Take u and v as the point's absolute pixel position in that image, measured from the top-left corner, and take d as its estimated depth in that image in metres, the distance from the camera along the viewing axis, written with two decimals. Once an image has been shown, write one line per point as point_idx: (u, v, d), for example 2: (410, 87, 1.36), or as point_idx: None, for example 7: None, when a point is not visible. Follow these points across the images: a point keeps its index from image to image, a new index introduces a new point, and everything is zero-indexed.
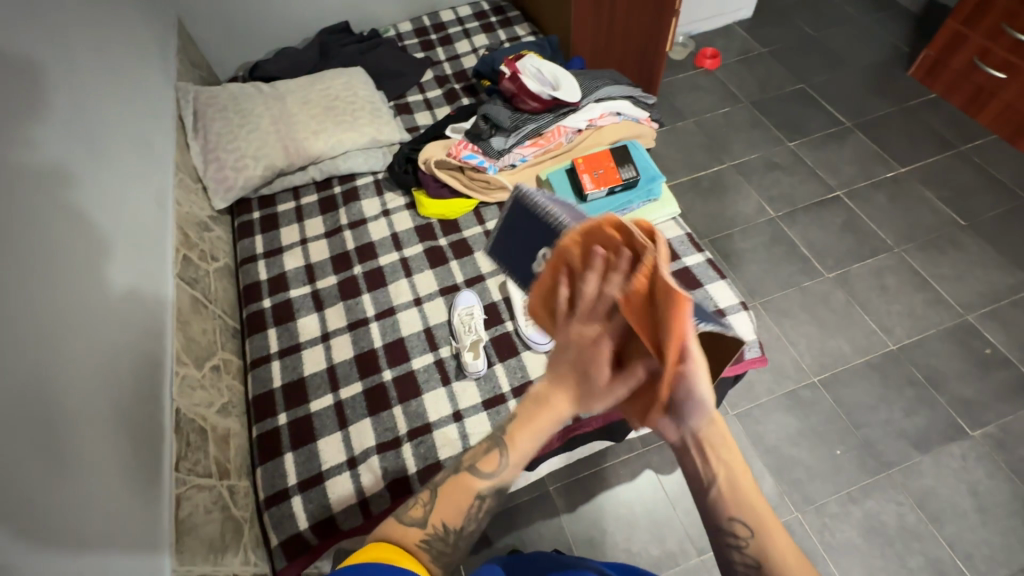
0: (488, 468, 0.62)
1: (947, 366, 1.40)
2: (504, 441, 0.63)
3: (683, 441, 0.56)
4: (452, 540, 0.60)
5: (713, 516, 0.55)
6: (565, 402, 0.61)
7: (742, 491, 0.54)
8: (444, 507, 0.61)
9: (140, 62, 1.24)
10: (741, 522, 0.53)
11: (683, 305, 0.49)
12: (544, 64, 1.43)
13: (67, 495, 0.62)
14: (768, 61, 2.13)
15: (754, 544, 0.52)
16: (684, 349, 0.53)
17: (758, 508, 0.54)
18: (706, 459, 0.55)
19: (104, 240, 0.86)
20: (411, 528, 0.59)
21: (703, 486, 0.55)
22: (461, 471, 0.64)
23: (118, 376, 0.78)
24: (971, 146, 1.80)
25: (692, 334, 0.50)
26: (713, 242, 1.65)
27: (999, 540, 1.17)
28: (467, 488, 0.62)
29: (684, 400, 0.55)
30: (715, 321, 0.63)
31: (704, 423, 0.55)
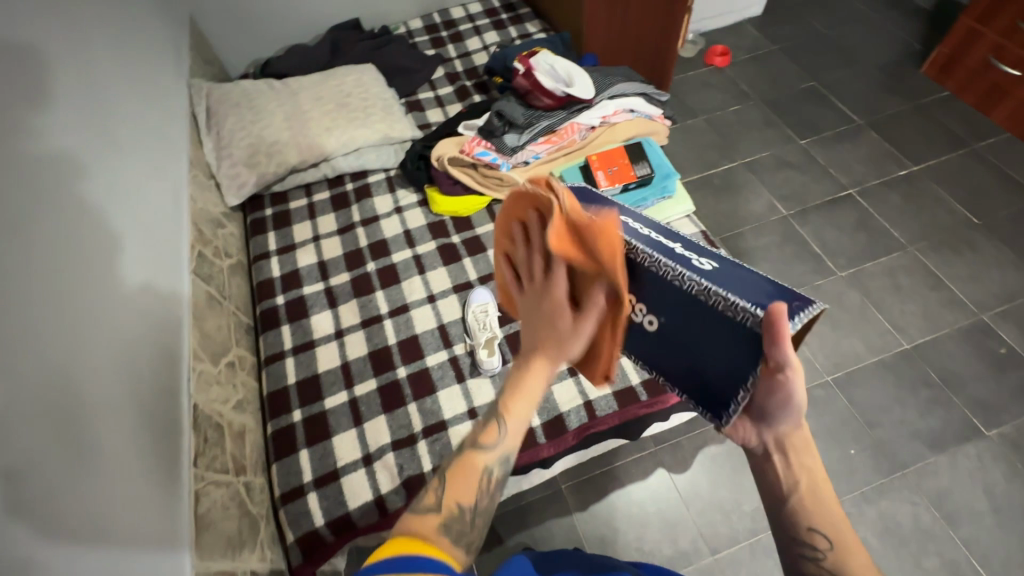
0: (489, 441, 0.60)
1: (962, 366, 1.39)
2: (498, 409, 0.61)
3: (766, 446, 0.56)
4: (470, 518, 0.57)
5: (789, 526, 0.54)
6: (544, 363, 0.61)
7: (823, 500, 0.54)
8: (454, 488, 0.58)
9: (153, 57, 1.24)
10: (820, 534, 0.53)
11: (777, 316, 0.47)
12: (557, 60, 1.41)
13: (90, 493, 0.62)
14: (779, 59, 2.11)
15: (831, 558, 0.51)
16: (784, 361, 0.49)
17: (834, 514, 0.53)
18: (788, 467, 0.55)
19: (119, 236, 0.85)
20: (427, 515, 0.56)
21: (782, 494, 0.55)
22: (464, 449, 0.61)
23: (136, 371, 0.78)
24: (985, 145, 1.78)
25: (789, 342, 0.48)
26: (725, 240, 1.64)
27: (1015, 541, 1.16)
28: (472, 465, 0.60)
29: (775, 408, 0.54)
30: (799, 315, 0.52)
31: (792, 429, 0.55)
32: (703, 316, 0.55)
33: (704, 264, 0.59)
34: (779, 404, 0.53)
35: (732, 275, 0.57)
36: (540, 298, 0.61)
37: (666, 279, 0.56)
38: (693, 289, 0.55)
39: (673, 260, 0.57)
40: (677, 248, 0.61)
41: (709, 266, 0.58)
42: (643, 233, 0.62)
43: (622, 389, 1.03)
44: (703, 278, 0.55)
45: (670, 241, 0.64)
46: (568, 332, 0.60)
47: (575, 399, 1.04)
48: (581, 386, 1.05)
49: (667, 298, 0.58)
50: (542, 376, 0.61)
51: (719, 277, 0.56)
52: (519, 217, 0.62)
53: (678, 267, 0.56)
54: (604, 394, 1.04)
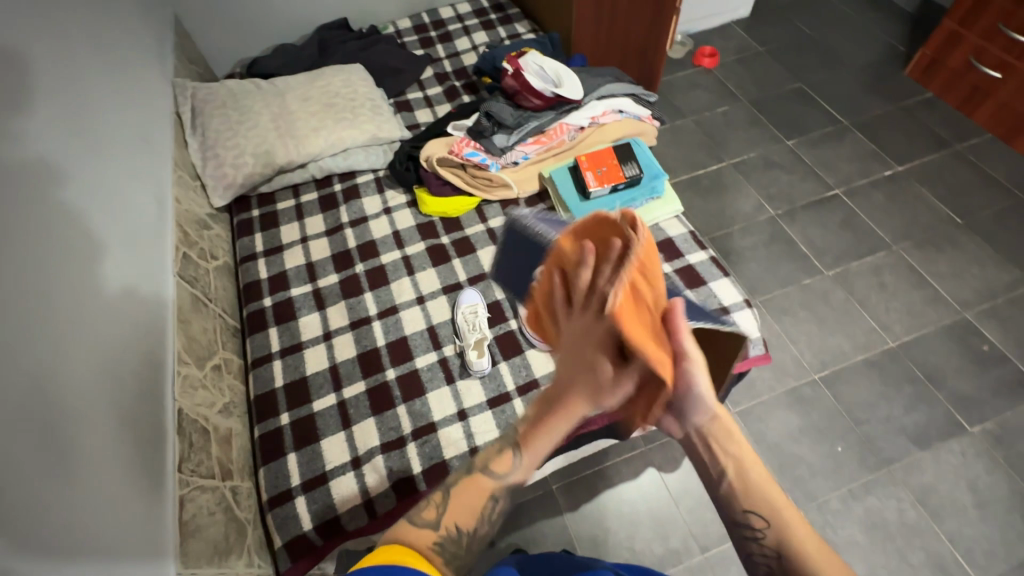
0: (499, 469, 0.63)
1: (946, 363, 1.41)
2: (517, 440, 0.64)
3: (690, 437, 0.60)
4: (465, 542, 0.60)
5: (729, 510, 0.57)
6: (583, 405, 0.59)
7: (754, 483, 0.56)
8: (456, 509, 0.61)
9: (136, 56, 1.22)
10: (756, 515, 0.55)
11: (671, 312, 0.58)
12: (546, 61, 1.43)
13: (73, 501, 0.61)
14: (766, 60, 2.13)
15: (770, 535, 0.54)
16: (682, 352, 0.56)
17: (769, 496, 0.56)
18: (714, 453, 0.58)
19: (99, 239, 0.84)
20: (424, 529, 0.58)
21: (713, 479, 0.58)
22: (476, 471, 0.64)
23: (118, 375, 0.77)
24: (967, 145, 1.81)
25: (684, 332, 0.57)
26: (713, 240, 1.66)
27: (998, 535, 1.18)
28: (478, 489, 0.63)
29: (683, 399, 0.58)
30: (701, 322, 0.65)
31: (709, 418, 0.58)
32: None
33: None
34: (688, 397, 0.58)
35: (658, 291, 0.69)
36: (585, 337, 0.58)
37: None
38: None
39: None
40: None
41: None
42: None
43: None
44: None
45: None
46: (607, 382, 0.58)
47: None
48: None
49: None
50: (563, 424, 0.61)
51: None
52: (603, 239, 0.58)
53: None
54: None
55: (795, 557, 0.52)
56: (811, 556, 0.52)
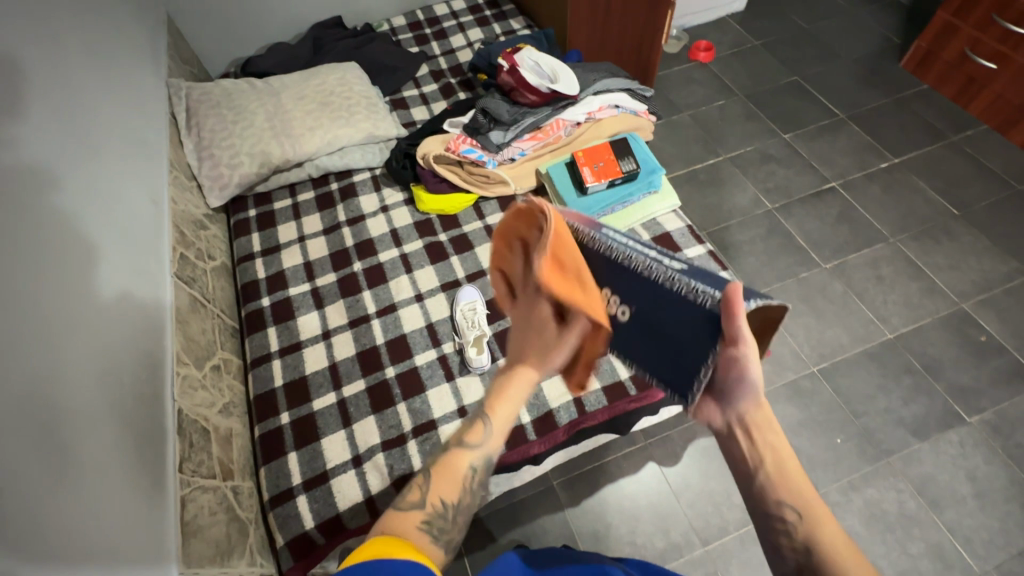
0: (473, 439, 0.66)
1: (944, 354, 1.41)
2: (484, 410, 0.68)
3: (731, 426, 0.60)
4: (451, 516, 0.61)
5: (763, 502, 0.56)
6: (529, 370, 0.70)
7: (790, 475, 0.56)
8: (439, 485, 0.62)
9: (129, 57, 1.21)
10: (790, 507, 0.54)
11: (733, 292, 0.55)
12: (542, 57, 1.42)
13: (74, 503, 0.62)
14: (761, 54, 2.13)
15: (801, 528, 0.53)
16: (737, 335, 0.56)
17: (804, 491, 0.54)
18: (752, 442, 0.58)
19: (94, 242, 0.83)
20: (410, 512, 0.59)
21: (750, 469, 0.57)
22: (451, 446, 0.66)
23: (117, 378, 0.76)
24: (962, 137, 1.82)
25: (741, 316, 0.55)
26: (710, 234, 1.66)
27: (997, 524, 1.19)
28: (459, 462, 0.64)
29: (733, 383, 0.59)
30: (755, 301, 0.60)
31: (752, 405, 0.59)
32: (675, 303, 0.63)
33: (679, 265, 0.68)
34: (735, 380, 0.59)
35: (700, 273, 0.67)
36: (529, 313, 0.72)
37: (644, 274, 0.65)
38: (665, 279, 0.63)
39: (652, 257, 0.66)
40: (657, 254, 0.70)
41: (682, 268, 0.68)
42: (630, 242, 0.71)
43: (610, 384, 1.04)
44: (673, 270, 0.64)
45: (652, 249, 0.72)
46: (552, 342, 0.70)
47: (565, 395, 1.04)
48: None
49: (638, 291, 0.66)
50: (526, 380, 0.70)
51: (691, 272, 0.66)
52: (521, 235, 0.72)
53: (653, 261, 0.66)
54: (594, 389, 1.05)
55: (820, 550, 0.51)
56: (841, 557, 0.51)
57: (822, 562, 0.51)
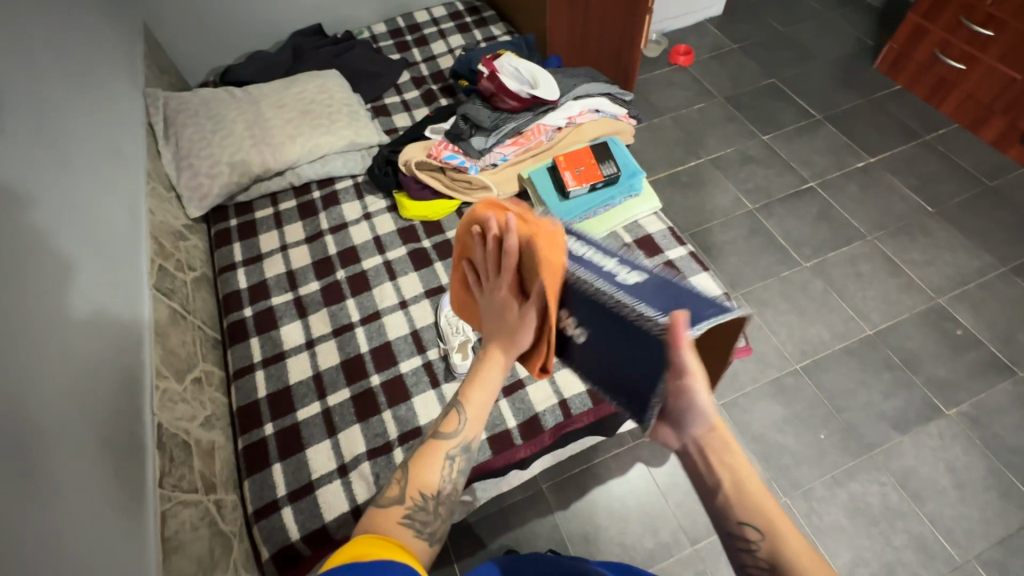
0: (448, 428, 0.64)
1: (922, 348, 1.44)
2: (458, 400, 0.66)
3: (687, 448, 0.57)
4: (433, 508, 0.61)
5: (723, 519, 0.54)
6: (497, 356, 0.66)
7: (752, 495, 0.53)
8: (418, 478, 0.62)
9: (103, 66, 1.20)
10: (751, 527, 0.52)
11: (676, 324, 0.47)
12: (522, 62, 1.43)
13: (51, 522, 0.61)
14: (739, 57, 2.17)
15: (765, 548, 0.51)
16: (683, 366, 0.50)
17: (764, 507, 0.53)
18: (711, 465, 0.55)
19: (69, 256, 0.82)
20: (391, 508, 0.59)
21: (710, 490, 0.55)
22: (428, 439, 0.65)
23: (92, 393, 0.75)
24: (936, 136, 1.86)
25: (685, 344, 0.48)
26: (693, 235, 1.68)
27: (977, 514, 1.21)
28: (436, 454, 0.64)
29: (684, 409, 0.55)
30: (708, 321, 0.49)
31: (705, 429, 0.55)
32: (620, 327, 0.53)
33: (629, 277, 0.56)
34: (686, 405, 0.55)
35: (653, 286, 0.55)
36: (494, 302, 0.65)
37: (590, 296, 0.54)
38: (607, 302, 0.53)
39: (594, 274, 0.55)
40: (608, 262, 0.59)
41: (633, 278, 0.56)
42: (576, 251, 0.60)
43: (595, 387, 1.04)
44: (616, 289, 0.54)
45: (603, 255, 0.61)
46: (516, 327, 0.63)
47: (550, 398, 1.04)
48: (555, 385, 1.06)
49: (589, 315, 0.57)
50: (498, 368, 0.66)
51: (638, 289, 0.54)
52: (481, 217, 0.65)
53: (596, 279, 0.54)
54: (578, 391, 1.05)
55: (788, 569, 0.50)
56: (803, 566, 0.50)
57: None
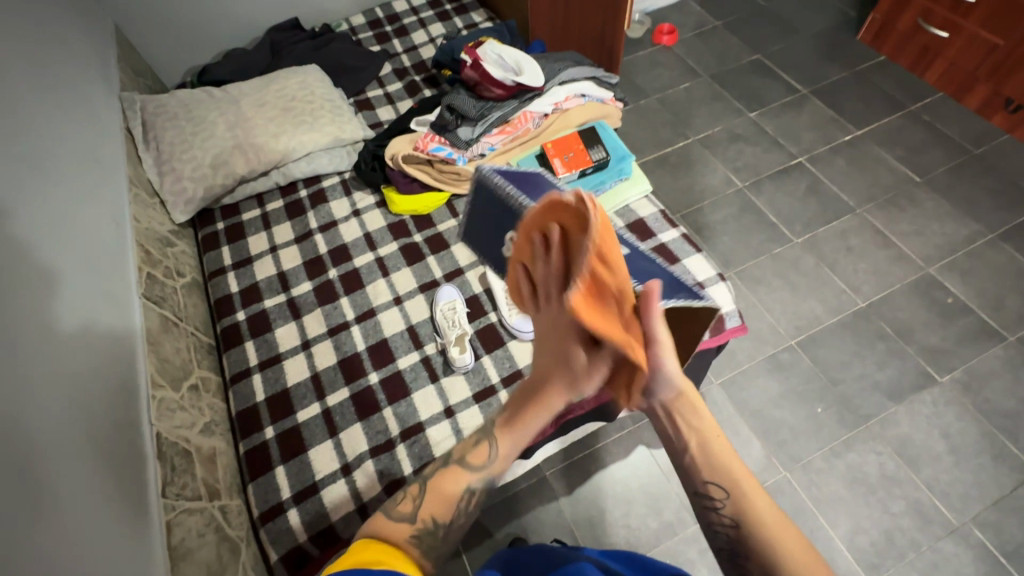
0: (477, 460, 0.67)
1: (914, 318, 1.46)
2: (490, 432, 0.68)
3: (654, 409, 0.60)
4: (441, 533, 0.62)
5: (691, 480, 0.59)
6: (555, 397, 0.63)
7: (715, 455, 0.58)
8: (431, 501, 0.64)
9: (74, 69, 1.16)
10: (715, 485, 0.57)
11: (650, 293, 0.54)
12: (505, 50, 1.42)
13: (57, 537, 0.60)
14: (723, 34, 2.15)
15: (727, 505, 0.56)
16: (654, 336, 0.56)
17: (727, 467, 0.58)
18: (678, 427, 0.60)
19: (51, 268, 0.80)
20: (400, 523, 0.61)
21: (679, 450, 0.60)
22: (451, 463, 0.68)
23: (86, 407, 0.74)
24: (921, 106, 1.86)
25: (655, 314, 0.54)
26: (684, 216, 1.68)
27: (971, 477, 1.24)
28: (454, 481, 0.66)
29: (650, 375, 0.58)
30: (679, 300, 0.65)
31: (673, 393, 0.59)
32: None
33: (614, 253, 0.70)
34: (656, 373, 0.58)
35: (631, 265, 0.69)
36: (555, 328, 0.59)
37: None
38: None
39: None
40: None
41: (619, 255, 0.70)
42: None
43: None
44: None
45: None
46: (580, 372, 0.60)
47: None
48: None
49: None
50: (541, 415, 0.66)
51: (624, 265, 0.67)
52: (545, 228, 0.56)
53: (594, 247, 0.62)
54: None
55: (752, 528, 0.54)
56: (767, 524, 0.54)
57: (749, 535, 0.54)
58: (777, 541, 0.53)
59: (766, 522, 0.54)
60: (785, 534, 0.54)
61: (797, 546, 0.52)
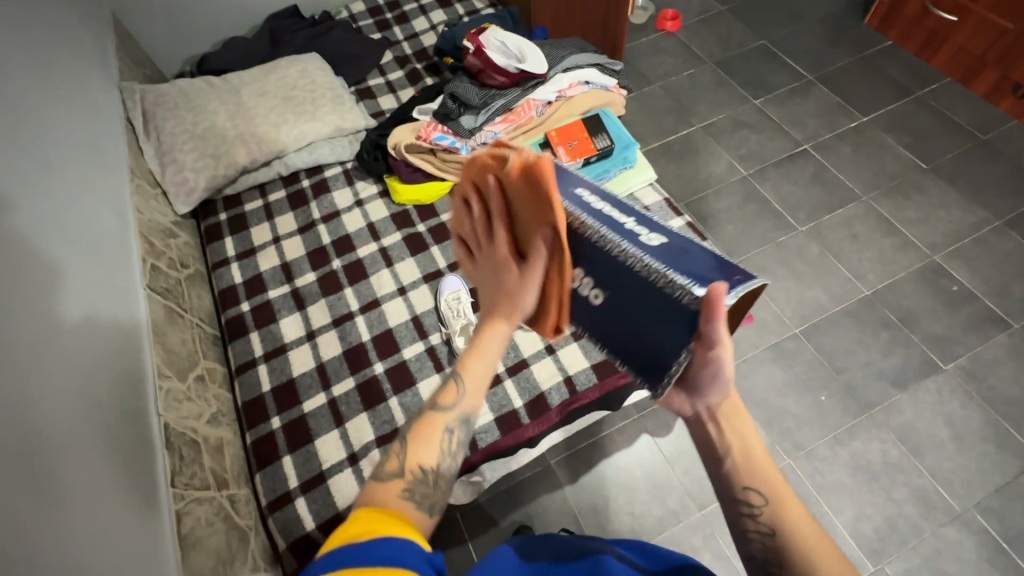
0: (447, 400, 0.60)
1: (919, 306, 1.45)
2: (455, 370, 0.62)
3: (699, 415, 0.59)
4: (433, 481, 0.56)
5: (727, 486, 0.56)
6: (501, 323, 0.61)
7: (756, 462, 0.56)
8: (415, 453, 0.58)
9: (74, 59, 1.15)
10: (755, 492, 0.54)
11: (716, 295, 0.49)
12: (508, 36, 1.40)
13: (71, 527, 0.61)
14: (728, 20, 2.12)
15: (766, 512, 0.53)
16: (714, 336, 0.52)
17: (768, 476, 0.55)
18: (721, 431, 0.58)
19: (55, 261, 0.80)
20: (392, 481, 0.55)
21: (719, 457, 0.57)
22: (424, 412, 0.61)
23: (94, 398, 0.74)
24: (928, 91, 1.84)
25: (722, 317, 0.50)
26: (688, 205, 1.67)
27: (974, 465, 1.24)
28: (433, 426, 0.59)
29: (707, 377, 0.58)
30: (741, 287, 0.52)
31: (722, 397, 0.58)
32: (650, 293, 0.55)
33: (652, 238, 0.58)
34: (714, 372, 0.57)
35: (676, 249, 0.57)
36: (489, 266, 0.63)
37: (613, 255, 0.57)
38: (636, 265, 0.55)
39: (620, 235, 0.58)
40: (628, 222, 0.61)
41: (655, 239, 0.59)
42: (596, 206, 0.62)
43: (599, 362, 1.05)
44: (643, 253, 0.55)
45: (623, 215, 0.62)
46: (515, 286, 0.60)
47: (555, 375, 1.05)
48: (560, 362, 1.07)
49: (610, 272, 0.59)
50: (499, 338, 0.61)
51: (662, 252, 0.56)
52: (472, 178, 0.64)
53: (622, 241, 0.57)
54: (583, 368, 1.06)
55: (787, 533, 0.52)
56: (803, 533, 0.52)
57: (786, 543, 0.52)
58: (816, 556, 0.50)
59: (802, 534, 0.52)
60: (822, 547, 0.51)
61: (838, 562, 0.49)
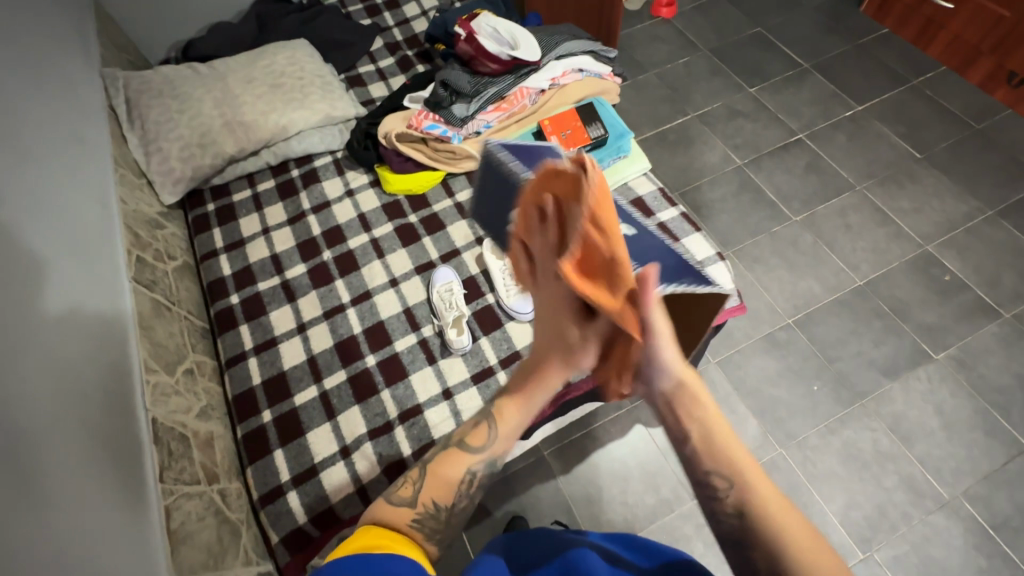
0: (476, 443, 0.69)
1: (911, 296, 1.46)
2: (491, 415, 0.71)
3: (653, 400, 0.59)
4: (442, 517, 0.66)
5: (693, 469, 0.56)
6: (557, 372, 0.67)
7: (718, 443, 0.56)
8: (431, 486, 0.67)
9: (53, 44, 1.12)
10: (719, 476, 0.55)
11: (643, 281, 0.49)
12: (500, 23, 1.37)
13: (57, 523, 0.60)
14: (723, 6, 2.09)
15: (732, 495, 0.53)
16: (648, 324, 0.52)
17: (730, 457, 0.55)
18: (677, 417, 0.57)
19: (37, 252, 0.78)
20: (401, 508, 0.64)
21: (679, 441, 0.57)
22: (451, 447, 0.71)
23: (80, 393, 0.73)
24: (923, 80, 1.83)
25: (651, 305, 0.50)
26: (683, 195, 1.65)
27: (963, 453, 1.25)
28: (456, 464, 0.69)
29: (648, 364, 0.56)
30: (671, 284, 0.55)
31: (672, 383, 0.56)
32: None
33: None
34: (652, 361, 0.55)
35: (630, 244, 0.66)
36: (550, 308, 0.63)
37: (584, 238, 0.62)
38: None
39: None
40: None
41: None
42: None
43: None
44: None
45: None
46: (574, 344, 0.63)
47: None
48: None
49: None
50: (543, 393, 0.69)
51: None
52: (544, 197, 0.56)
53: None
54: None
55: (756, 514, 0.52)
56: (773, 513, 0.52)
57: (754, 524, 0.52)
58: (787, 534, 0.51)
59: (771, 514, 0.52)
60: (795, 527, 0.51)
61: (807, 542, 0.50)
